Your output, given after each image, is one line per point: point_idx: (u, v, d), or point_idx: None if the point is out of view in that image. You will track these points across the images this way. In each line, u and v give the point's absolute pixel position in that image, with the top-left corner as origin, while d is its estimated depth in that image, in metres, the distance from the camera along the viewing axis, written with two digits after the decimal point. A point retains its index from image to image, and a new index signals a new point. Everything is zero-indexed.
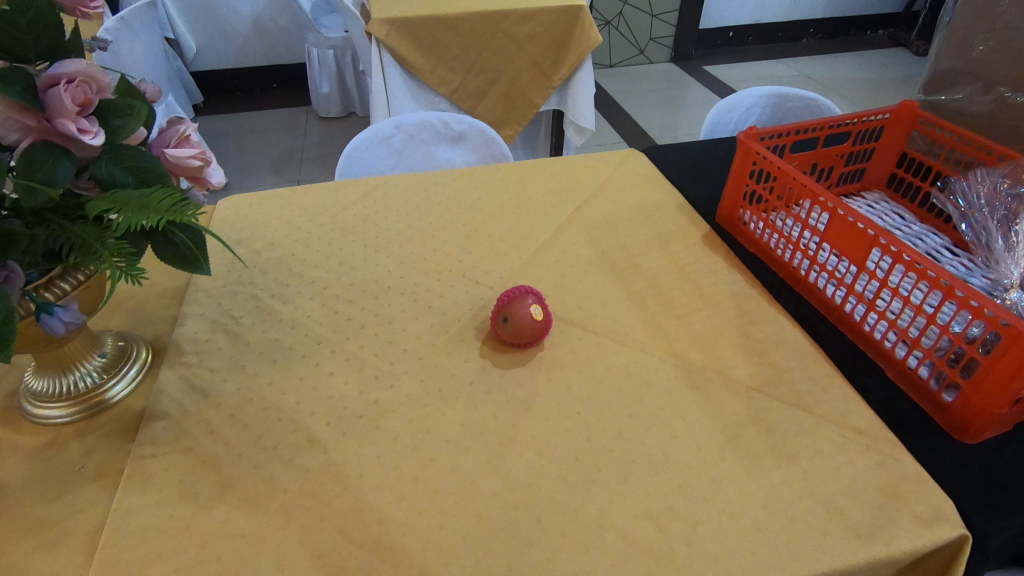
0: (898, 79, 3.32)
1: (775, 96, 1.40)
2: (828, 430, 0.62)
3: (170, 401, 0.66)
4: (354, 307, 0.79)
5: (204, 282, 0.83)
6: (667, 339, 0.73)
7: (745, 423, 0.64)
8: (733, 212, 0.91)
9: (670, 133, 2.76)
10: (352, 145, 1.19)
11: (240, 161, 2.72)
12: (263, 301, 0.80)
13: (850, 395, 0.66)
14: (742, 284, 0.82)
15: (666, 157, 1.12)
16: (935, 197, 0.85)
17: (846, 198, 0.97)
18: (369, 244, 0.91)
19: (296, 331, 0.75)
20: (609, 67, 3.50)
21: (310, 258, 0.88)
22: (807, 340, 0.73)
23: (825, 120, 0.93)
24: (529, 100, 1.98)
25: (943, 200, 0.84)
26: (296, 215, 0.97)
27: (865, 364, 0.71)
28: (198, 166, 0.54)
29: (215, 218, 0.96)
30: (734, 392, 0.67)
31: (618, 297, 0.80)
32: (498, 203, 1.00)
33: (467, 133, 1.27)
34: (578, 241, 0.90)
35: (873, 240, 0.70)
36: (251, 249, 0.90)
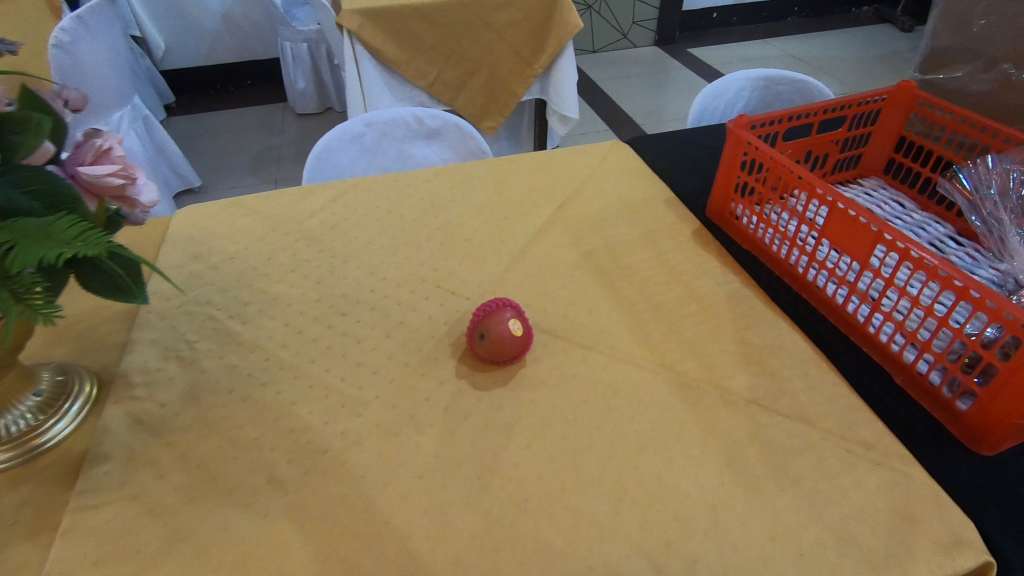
0: (884, 56, 3.27)
1: (763, 78, 1.34)
2: (834, 447, 0.58)
3: (115, 442, 0.60)
4: (319, 326, 0.73)
5: (159, 303, 0.77)
6: (658, 349, 0.68)
7: (745, 442, 0.58)
8: (724, 206, 0.86)
9: (657, 119, 2.70)
10: (319, 145, 1.12)
11: (215, 162, 2.63)
12: (221, 322, 0.74)
13: (856, 406, 0.61)
14: (736, 285, 0.76)
15: (652, 147, 1.06)
16: (939, 186, 0.80)
17: (842, 187, 0.91)
18: (337, 254, 0.84)
19: (257, 356, 0.69)
20: (592, 52, 3.43)
21: (274, 272, 0.82)
22: (807, 345, 0.68)
23: (819, 105, 0.87)
24: (510, 91, 1.91)
25: (947, 189, 0.79)
26: (258, 225, 0.90)
27: (870, 369, 0.65)
28: (121, 184, 0.48)
29: (170, 231, 0.89)
30: (732, 406, 0.62)
31: (605, 303, 0.74)
32: (476, 203, 0.94)
33: (442, 129, 1.21)
34: (561, 243, 0.85)
35: (876, 236, 0.65)
36: (210, 264, 0.83)
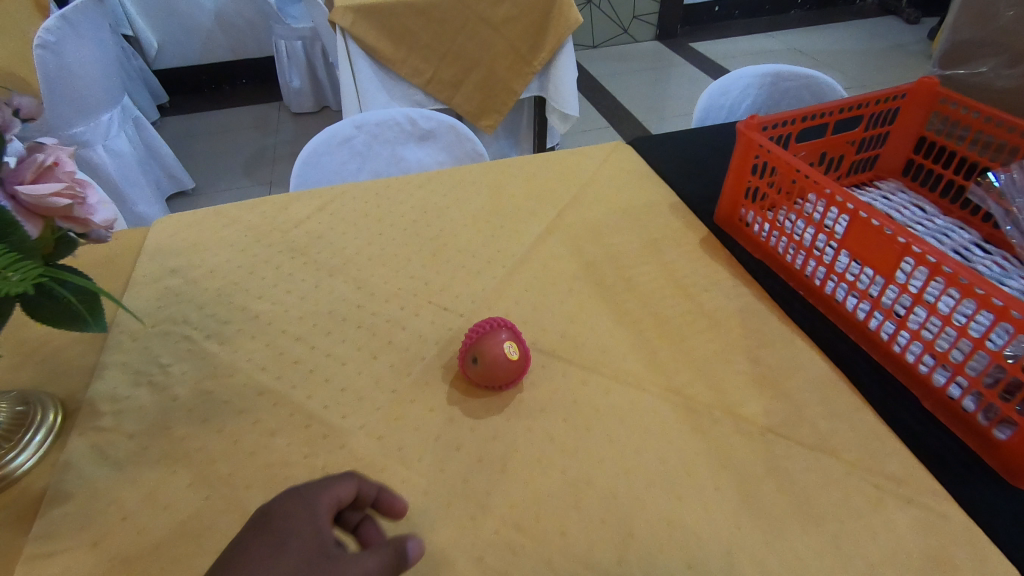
0: (891, 49, 3.20)
1: (771, 75, 1.28)
2: (858, 482, 0.53)
3: (78, 479, 0.56)
4: (302, 346, 0.68)
5: (132, 322, 0.72)
6: (665, 370, 0.63)
7: (761, 476, 0.54)
8: (733, 212, 0.81)
9: (659, 115, 2.64)
10: (307, 149, 1.07)
11: (208, 164, 2.58)
12: (197, 343, 0.69)
13: (881, 435, 0.56)
14: (747, 298, 0.71)
15: (655, 148, 1.01)
16: (969, 192, 0.77)
17: (858, 190, 0.86)
18: (322, 267, 0.79)
19: (233, 381, 0.65)
20: (592, 48, 3.37)
21: (256, 287, 0.77)
22: (826, 365, 0.63)
23: (835, 104, 0.81)
24: (507, 88, 1.84)
25: (978, 196, 0.76)
26: (240, 235, 0.85)
27: (894, 391, 0.60)
28: (67, 204, 0.43)
29: (147, 242, 0.85)
30: (746, 435, 0.57)
31: (607, 319, 0.70)
32: (470, 210, 0.89)
33: (437, 130, 1.15)
34: (561, 253, 0.80)
35: (902, 248, 0.59)
36: (187, 278, 0.78)
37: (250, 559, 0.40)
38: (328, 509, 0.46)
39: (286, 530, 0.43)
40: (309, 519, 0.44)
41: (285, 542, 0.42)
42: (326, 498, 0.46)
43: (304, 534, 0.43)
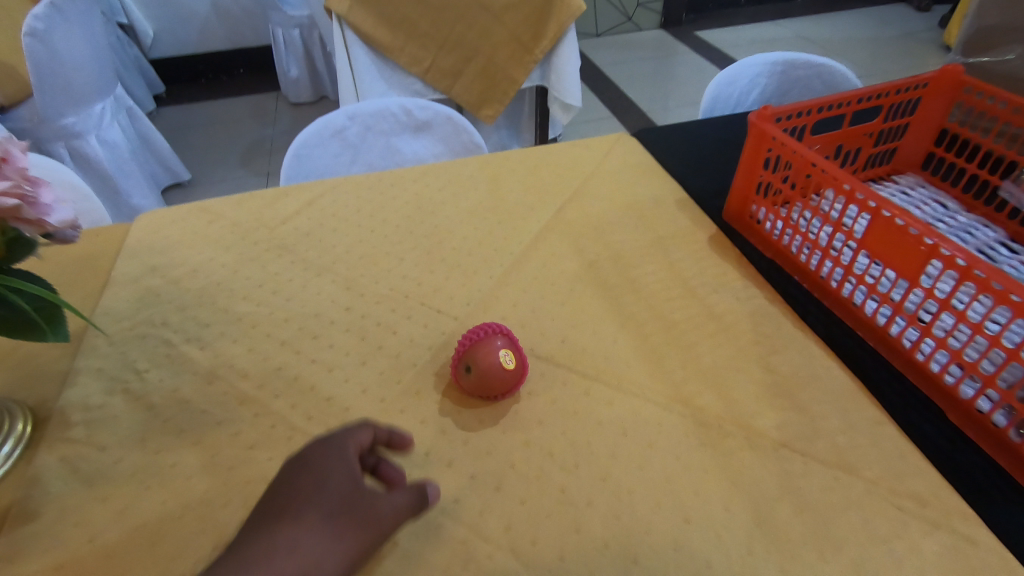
0: (901, 37, 3.13)
1: (782, 63, 1.23)
2: (879, 503, 0.49)
3: (44, 496, 0.52)
4: (286, 352, 0.65)
5: (108, 325, 0.68)
6: (673, 380, 0.59)
7: (776, 496, 0.50)
8: (743, 208, 0.77)
9: (663, 105, 2.58)
10: (298, 141, 1.02)
11: (205, 155, 2.54)
12: (177, 348, 0.66)
13: (905, 452, 0.52)
14: (759, 300, 0.67)
15: (661, 141, 0.96)
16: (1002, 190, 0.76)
17: (875, 185, 0.82)
18: (311, 266, 0.76)
19: (213, 389, 0.61)
20: (596, 36, 3.31)
21: (240, 287, 0.73)
22: (844, 374, 0.59)
23: (852, 93, 0.76)
24: (508, 76, 1.78)
25: (1012, 195, 0.75)
26: (225, 232, 0.81)
27: (917, 403, 0.56)
28: (14, 204, 0.40)
29: (128, 239, 0.81)
30: (759, 451, 0.53)
31: (610, 323, 0.66)
32: (467, 206, 0.85)
33: (433, 121, 1.11)
34: (561, 251, 0.76)
35: (929, 250, 0.55)
36: (169, 277, 0.74)
37: (296, 501, 0.43)
38: (354, 452, 0.48)
39: (323, 473, 0.45)
40: (342, 461, 0.47)
41: (326, 483, 0.45)
42: (351, 440, 0.49)
43: (342, 473, 0.46)
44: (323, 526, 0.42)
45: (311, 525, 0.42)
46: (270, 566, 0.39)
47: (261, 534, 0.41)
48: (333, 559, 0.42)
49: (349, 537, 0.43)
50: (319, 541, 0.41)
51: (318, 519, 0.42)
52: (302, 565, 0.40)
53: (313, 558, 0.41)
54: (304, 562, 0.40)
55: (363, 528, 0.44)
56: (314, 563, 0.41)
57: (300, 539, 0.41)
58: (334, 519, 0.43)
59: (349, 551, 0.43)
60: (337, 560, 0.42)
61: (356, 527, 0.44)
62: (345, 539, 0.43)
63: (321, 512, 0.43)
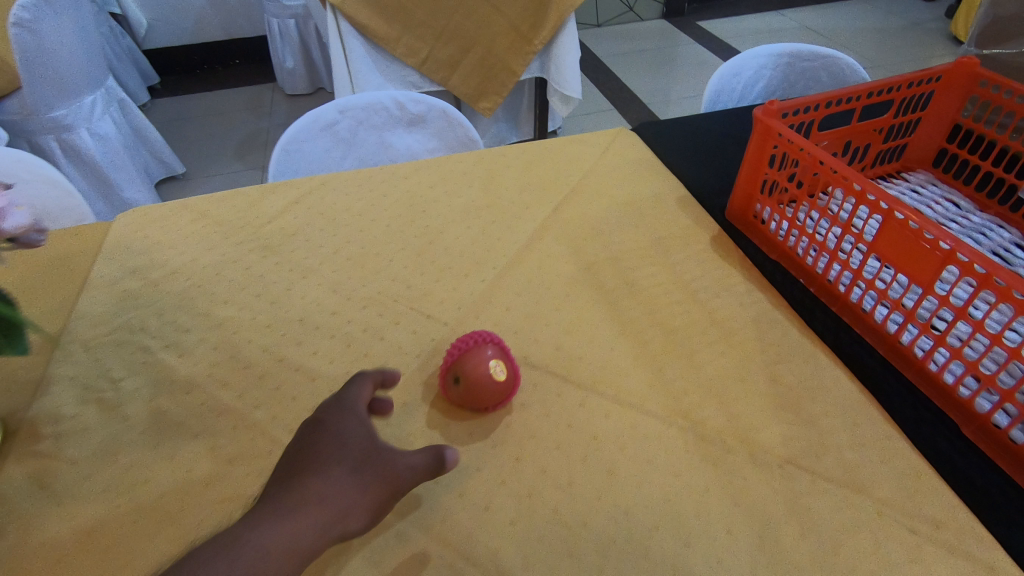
0: (907, 27, 3.08)
1: (787, 55, 1.19)
2: (890, 525, 0.46)
3: (10, 514, 0.50)
4: (269, 359, 0.62)
5: (84, 330, 0.65)
6: (672, 391, 0.56)
7: (781, 518, 0.47)
8: (747, 207, 0.73)
9: (665, 97, 2.54)
10: (287, 136, 0.99)
11: (199, 147, 2.50)
12: (155, 355, 0.63)
13: (917, 470, 0.49)
14: (763, 305, 0.64)
15: (661, 135, 0.93)
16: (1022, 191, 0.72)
17: (884, 183, 0.79)
18: (296, 268, 0.73)
19: (191, 399, 0.58)
20: (596, 26, 3.26)
21: (222, 290, 0.70)
22: (853, 385, 0.56)
23: (862, 87, 0.73)
24: (507, 68, 1.74)
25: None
26: (208, 231, 0.78)
27: (931, 417, 0.53)
28: None
29: (107, 238, 0.77)
30: (763, 469, 0.50)
31: (608, 329, 0.63)
32: (460, 204, 0.82)
33: (427, 115, 1.07)
34: (557, 252, 0.73)
35: (944, 256, 0.52)
36: (149, 279, 0.72)
37: (315, 456, 0.44)
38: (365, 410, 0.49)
39: (340, 430, 0.46)
40: (354, 419, 0.47)
41: (342, 440, 0.45)
42: (360, 399, 0.49)
43: (357, 430, 0.46)
44: (343, 482, 0.43)
45: (331, 479, 0.43)
46: (295, 516, 0.40)
47: (286, 487, 0.42)
48: (357, 509, 0.43)
49: (370, 489, 0.43)
50: (340, 493, 0.42)
51: (337, 476, 0.43)
52: (327, 515, 0.41)
53: (336, 509, 0.42)
54: (328, 512, 0.41)
55: (383, 480, 0.44)
56: (338, 514, 0.42)
57: (322, 491, 0.42)
58: (353, 472, 0.44)
59: (372, 503, 0.43)
60: (361, 512, 0.43)
61: (376, 479, 0.44)
62: (367, 491, 0.43)
63: (340, 465, 0.44)
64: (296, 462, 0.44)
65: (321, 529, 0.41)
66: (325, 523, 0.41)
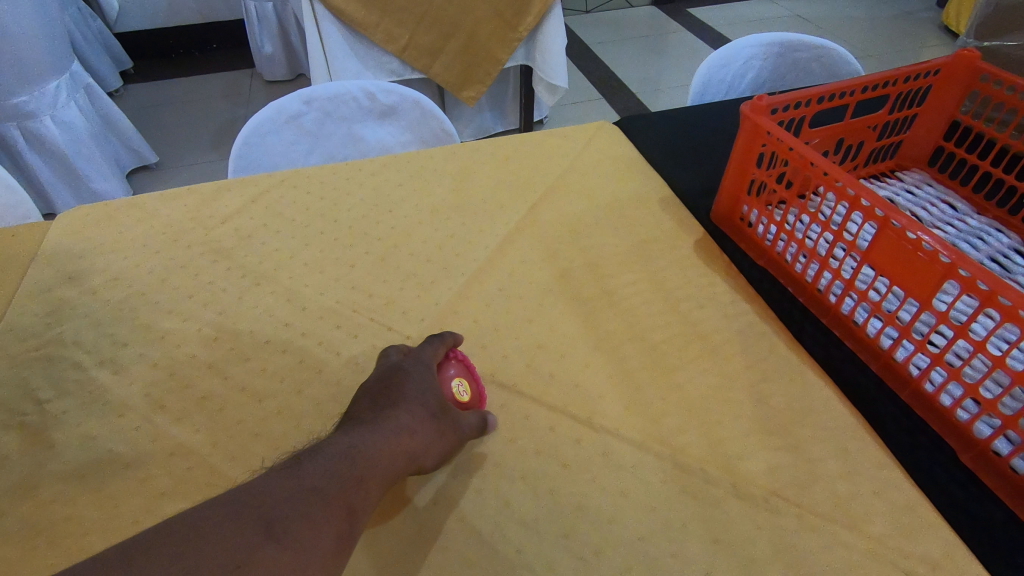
0: (899, 16, 3.04)
1: (779, 44, 1.14)
2: (882, 566, 0.42)
3: None
4: (213, 377, 0.57)
5: (11, 345, 0.60)
6: (650, 413, 0.52)
7: (766, 559, 0.43)
8: (733, 210, 0.69)
9: (654, 86, 2.49)
10: (248, 128, 0.93)
11: (173, 135, 2.41)
12: (88, 373, 0.57)
13: (913, 502, 0.46)
14: (750, 317, 0.60)
15: (644, 130, 0.88)
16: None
17: (877, 183, 0.75)
18: (249, 274, 0.67)
19: (125, 423, 0.53)
20: (585, 13, 3.19)
21: (167, 299, 0.64)
22: (844, 407, 0.52)
23: (856, 82, 0.68)
24: (490, 56, 1.68)
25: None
26: (156, 233, 0.72)
27: (927, 442, 0.50)
28: None
29: (44, 241, 0.71)
30: (746, 502, 0.46)
31: (582, 344, 0.58)
32: (429, 203, 0.77)
33: (399, 106, 1.01)
34: (532, 257, 0.68)
35: (944, 269, 0.47)
36: (87, 287, 0.66)
37: (401, 396, 0.46)
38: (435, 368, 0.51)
39: (420, 379, 0.48)
40: (430, 372, 0.49)
41: (424, 388, 0.47)
42: (438, 357, 0.51)
43: (435, 384, 0.49)
44: (425, 424, 0.45)
45: (415, 418, 0.45)
46: (388, 441, 0.42)
47: (378, 415, 0.44)
48: (433, 451, 0.45)
49: (444, 437, 0.46)
50: (422, 434, 0.45)
51: (419, 416, 0.45)
52: (410, 449, 0.43)
53: (417, 446, 0.44)
54: (412, 447, 0.44)
55: (454, 431, 0.47)
56: (418, 452, 0.44)
57: (408, 427, 0.44)
58: (431, 417, 0.46)
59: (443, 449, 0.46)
60: (436, 453, 0.46)
61: (449, 430, 0.47)
62: (441, 439, 0.46)
63: (423, 409, 0.46)
64: (382, 398, 0.46)
65: (407, 459, 0.43)
66: (408, 455, 0.43)
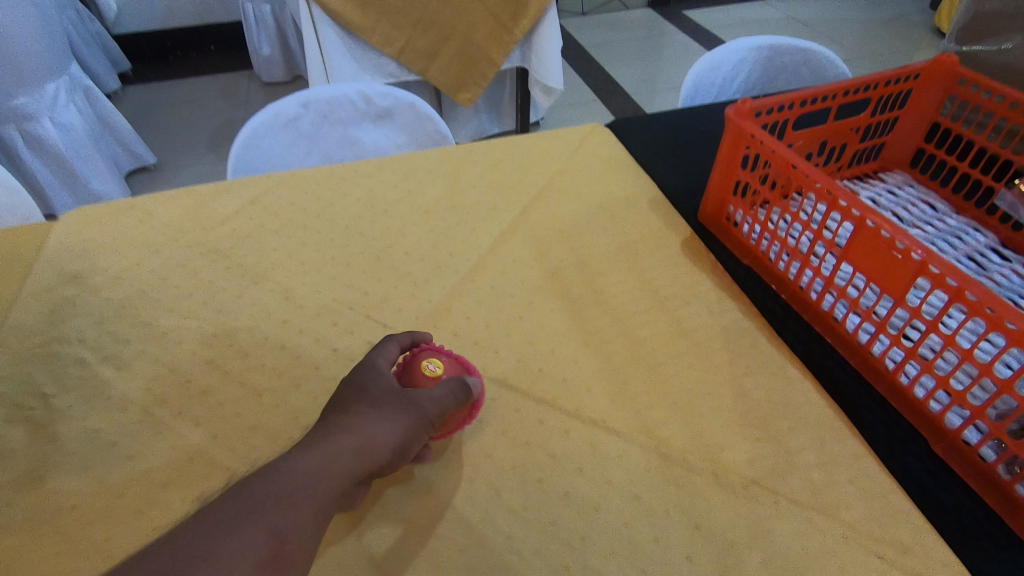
0: (892, 18, 3.07)
1: (767, 48, 1.16)
2: (854, 550, 0.44)
3: None
4: (213, 373, 0.58)
5: (15, 342, 0.61)
6: (635, 407, 0.54)
7: (744, 544, 0.45)
8: (719, 209, 0.71)
9: (650, 88, 2.51)
10: (246, 130, 0.94)
11: (171, 136, 2.42)
12: (91, 369, 0.59)
13: (885, 491, 0.48)
14: (733, 313, 0.62)
15: (634, 132, 0.90)
16: (997, 197, 0.70)
17: (860, 184, 0.77)
18: (247, 273, 0.69)
19: (128, 417, 0.55)
20: (581, 15, 3.22)
21: (167, 297, 0.66)
22: (822, 400, 0.54)
23: (838, 86, 0.70)
24: (485, 58, 1.70)
25: (1007, 202, 0.69)
26: (156, 233, 0.74)
27: (901, 434, 0.52)
28: None
29: (46, 241, 0.73)
30: (726, 490, 0.48)
31: (571, 340, 0.60)
32: (424, 204, 0.78)
33: (395, 109, 1.03)
34: (523, 256, 0.70)
35: (916, 267, 0.49)
36: (89, 286, 0.67)
37: (346, 400, 0.45)
38: (389, 364, 0.49)
39: (370, 378, 0.47)
40: (377, 370, 0.48)
41: (370, 385, 0.46)
42: (391, 356, 0.50)
43: (383, 378, 0.47)
44: (367, 416, 0.43)
45: (357, 415, 0.43)
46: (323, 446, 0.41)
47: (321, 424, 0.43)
48: (387, 440, 0.43)
49: (400, 416, 0.44)
50: (366, 427, 0.43)
51: (360, 412, 0.44)
52: (352, 445, 0.41)
53: (362, 440, 0.42)
54: (355, 442, 0.41)
55: (409, 411, 0.45)
56: (364, 443, 0.42)
57: (348, 426, 0.42)
58: (375, 408, 0.44)
59: (404, 428, 0.44)
60: (388, 440, 0.43)
61: (404, 408, 0.45)
62: (392, 424, 0.43)
63: (363, 404, 0.44)
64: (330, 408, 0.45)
65: (351, 456, 0.41)
66: (353, 451, 0.41)
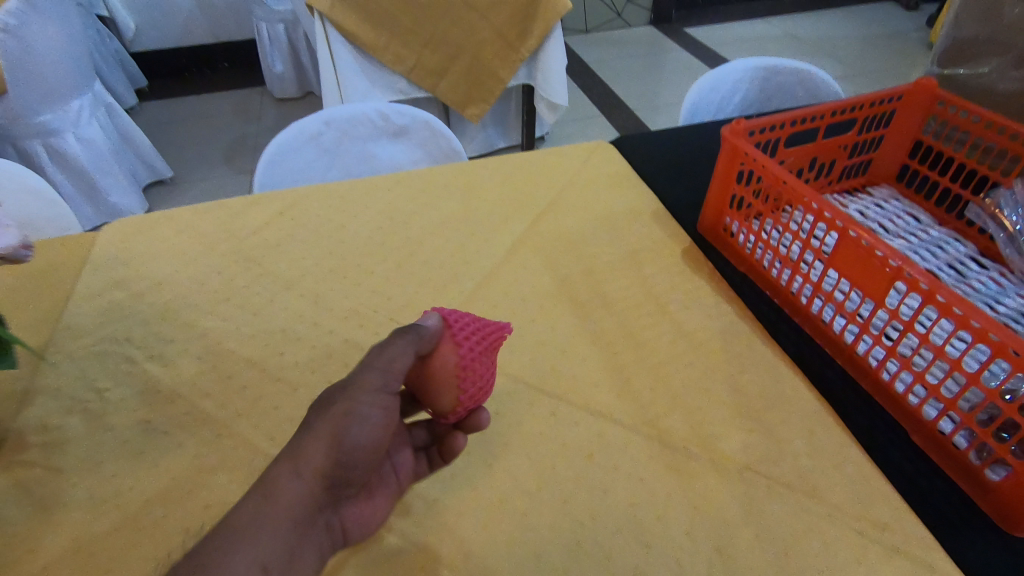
0: (889, 35, 3.14)
1: (763, 69, 1.22)
2: (838, 527, 0.49)
3: None
4: (252, 369, 0.64)
5: (69, 341, 0.67)
6: (639, 400, 0.59)
7: (738, 521, 0.50)
8: (717, 221, 0.76)
9: (651, 103, 2.58)
10: (272, 146, 1.01)
11: (187, 150, 2.50)
12: (140, 365, 0.65)
13: (868, 476, 0.52)
14: (730, 315, 0.67)
15: (637, 149, 0.96)
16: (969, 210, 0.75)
17: (849, 198, 0.82)
18: (279, 279, 0.75)
19: (176, 409, 0.60)
20: (584, 32, 3.31)
21: (207, 301, 0.72)
22: (810, 395, 0.59)
23: (826, 107, 0.75)
24: (493, 76, 1.77)
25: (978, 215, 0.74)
26: (193, 242, 0.80)
27: (883, 426, 0.56)
28: None
29: (92, 250, 0.79)
30: (722, 474, 0.53)
31: (579, 340, 0.65)
32: (441, 216, 0.84)
33: (411, 126, 1.09)
34: (534, 264, 0.75)
35: (893, 273, 0.54)
36: (134, 290, 0.73)
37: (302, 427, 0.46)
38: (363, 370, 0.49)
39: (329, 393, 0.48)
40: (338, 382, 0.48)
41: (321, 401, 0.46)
42: None
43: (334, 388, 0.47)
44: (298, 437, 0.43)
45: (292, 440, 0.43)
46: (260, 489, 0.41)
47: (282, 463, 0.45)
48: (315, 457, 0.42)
49: (323, 421, 0.43)
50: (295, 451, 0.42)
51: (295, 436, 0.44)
52: (283, 478, 0.41)
53: (289, 468, 0.42)
54: (284, 472, 0.41)
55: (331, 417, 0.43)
56: (292, 468, 0.42)
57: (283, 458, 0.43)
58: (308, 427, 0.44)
59: (330, 431, 0.43)
60: (317, 456, 0.42)
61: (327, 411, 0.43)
62: (316, 436, 0.42)
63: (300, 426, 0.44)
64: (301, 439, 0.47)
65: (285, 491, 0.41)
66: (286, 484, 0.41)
